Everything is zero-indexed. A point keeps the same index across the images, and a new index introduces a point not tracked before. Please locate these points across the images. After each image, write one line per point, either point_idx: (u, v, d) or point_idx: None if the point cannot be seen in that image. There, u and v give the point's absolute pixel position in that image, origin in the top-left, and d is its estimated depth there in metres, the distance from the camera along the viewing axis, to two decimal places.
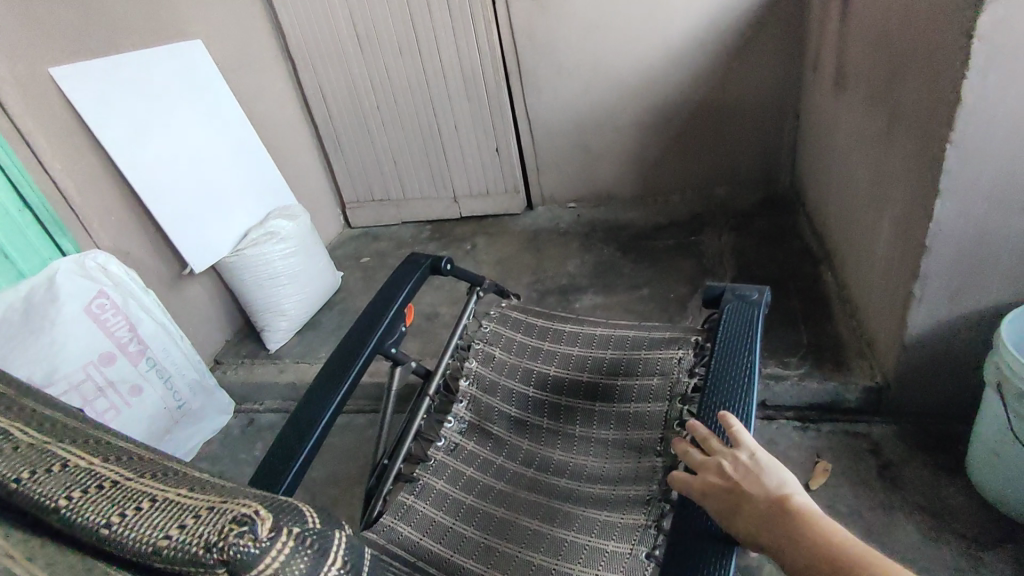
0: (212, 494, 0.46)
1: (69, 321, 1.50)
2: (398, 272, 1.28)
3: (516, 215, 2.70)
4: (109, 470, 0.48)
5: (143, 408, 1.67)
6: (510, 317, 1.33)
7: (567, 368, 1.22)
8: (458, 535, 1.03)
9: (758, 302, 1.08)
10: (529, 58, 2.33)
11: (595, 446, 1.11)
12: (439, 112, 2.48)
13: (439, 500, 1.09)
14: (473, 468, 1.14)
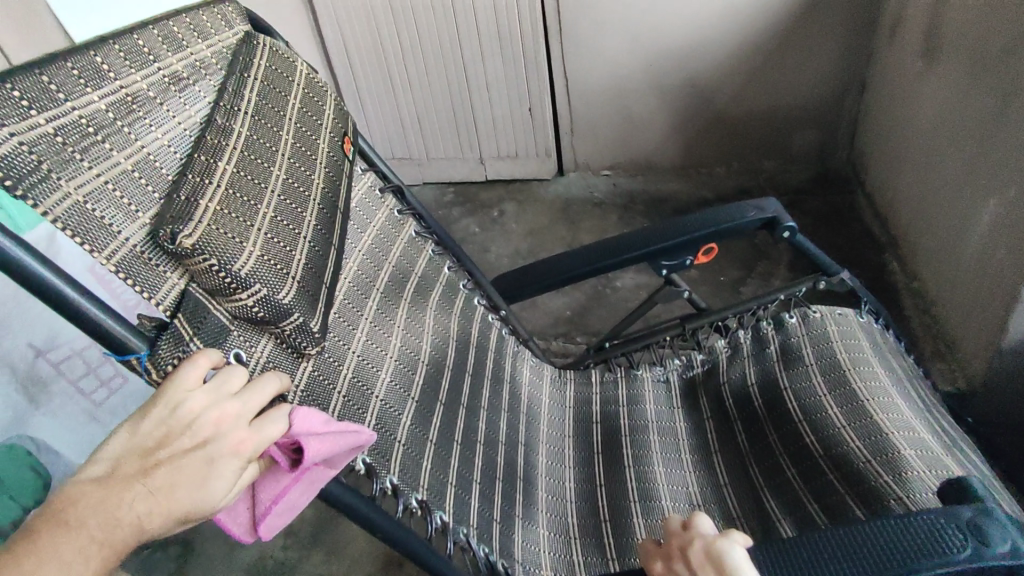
0: (228, 219, 0.57)
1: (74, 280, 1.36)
2: (736, 207, 0.99)
3: (546, 182, 2.54)
4: (190, 169, 0.57)
5: None
6: (824, 341, 0.95)
7: (800, 416, 0.89)
8: (588, 442, 0.99)
9: (975, 557, 0.56)
10: (572, 13, 2.11)
11: (742, 487, 0.88)
12: (470, 69, 2.27)
13: (601, 404, 1.04)
14: (645, 407, 1.02)
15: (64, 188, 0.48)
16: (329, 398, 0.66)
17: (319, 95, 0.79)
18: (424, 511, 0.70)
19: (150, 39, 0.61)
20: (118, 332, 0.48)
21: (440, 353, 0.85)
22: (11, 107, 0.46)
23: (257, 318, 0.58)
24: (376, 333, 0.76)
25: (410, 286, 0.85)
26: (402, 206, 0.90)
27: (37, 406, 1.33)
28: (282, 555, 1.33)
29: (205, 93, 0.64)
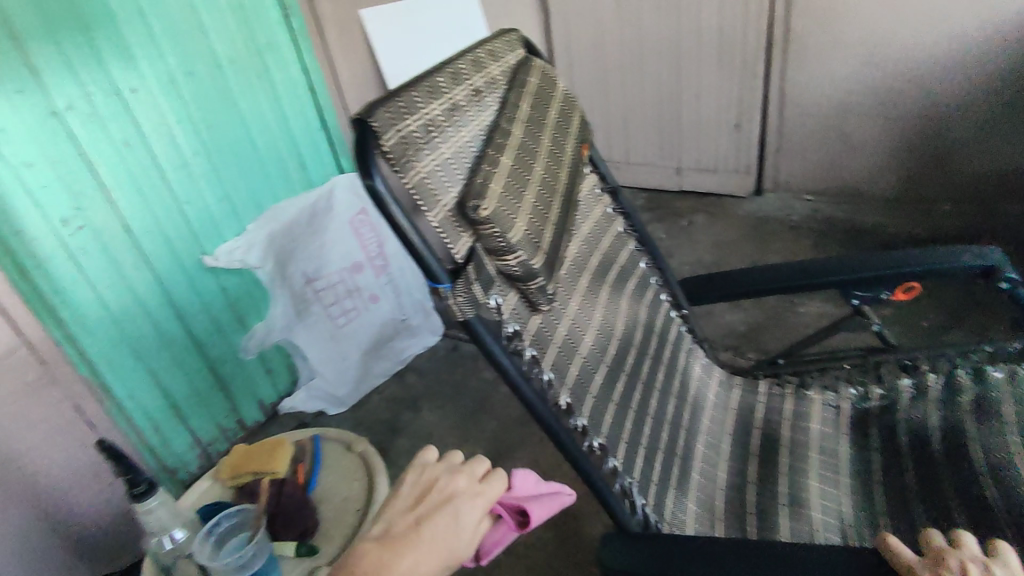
0: (507, 202, 0.77)
1: (341, 228, 1.77)
2: (947, 251, 0.99)
3: (740, 199, 2.54)
4: (486, 163, 0.78)
5: (377, 312, 1.90)
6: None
7: (985, 469, 0.89)
8: (748, 443, 1.07)
9: None
10: (800, 32, 2.10)
11: (900, 520, 0.89)
12: (684, 81, 2.36)
13: (764, 414, 1.11)
14: (810, 425, 1.07)
15: (416, 167, 0.72)
16: (548, 344, 0.85)
17: (569, 107, 0.97)
18: (602, 453, 0.86)
19: (466, 64, 0.84)
20: (434, 265, 0.72)
21: (628, 330, 0.99)
22: (397, 115, 0.72)
23: (513, 275, 0.78)
24: (586, 305, 0.93)
25: (612, 269, 1.00)
26: (615, 205, 1.06)
27: (301, 320, 1.73)
28: None
29: (495, 104, 0.86)
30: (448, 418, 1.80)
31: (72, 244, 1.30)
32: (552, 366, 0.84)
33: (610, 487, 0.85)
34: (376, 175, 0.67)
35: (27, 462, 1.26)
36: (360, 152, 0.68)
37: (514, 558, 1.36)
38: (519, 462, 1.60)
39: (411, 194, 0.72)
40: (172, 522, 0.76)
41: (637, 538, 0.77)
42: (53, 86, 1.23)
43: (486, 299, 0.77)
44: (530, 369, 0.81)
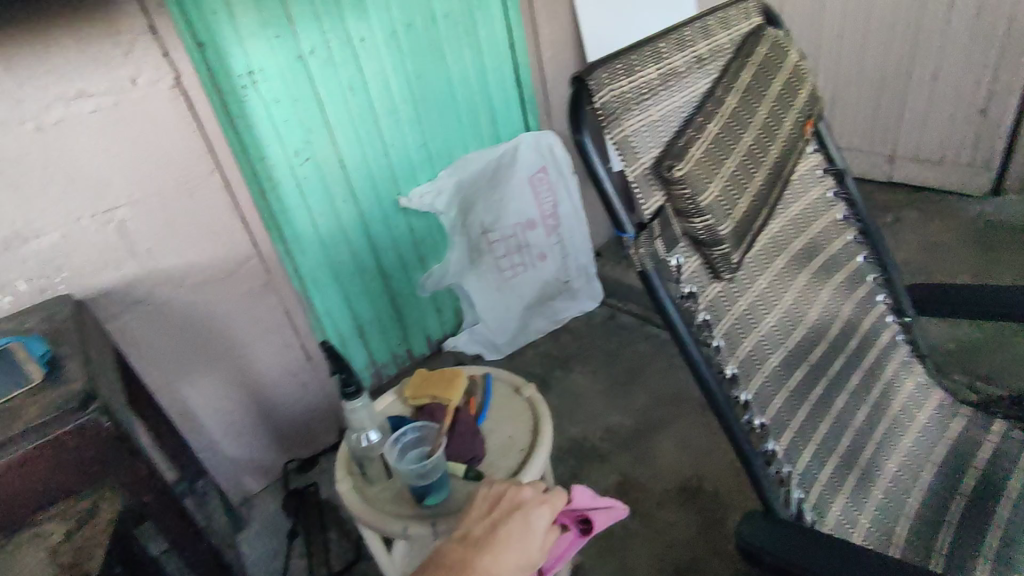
0: (708, 168, 0.69)
1: (520, 185, 1.81)
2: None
3: (970, 198, 2.16)
4: (693, 128, 0.71)
5: (542, 271, 1.93)
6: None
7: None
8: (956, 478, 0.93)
9: None
10: None
11: None
12: (918, 56, 2.04)
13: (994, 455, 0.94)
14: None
15: (622, 124, 0.67)
16: (724, 315, 0.76)
17: (796, 83, 0.85)
18: (763, 432, 0.77)
19: (694, 29, 0.77)
20: (622, 216, 0.66)
21: (828, 324, 0.90)
22: (614, 75, 0.67)
23: (698, 239, 0.70)
24: (775, 283, 0.83)
25: (819, 256, 0.92)
26: (838, 188, 0.96)
27: (472, 267, 1.84)
28: (599, 443, 1.61)
29: (716, 72, 0.77)
30: (598, 383, 1.81)
31: (299, 172, 1.49)
32: (726, 334, 0.75)
33: (767, 470, 0.77)
34: (585, 127, 0.65)
35: (251, 353, 1.50)
36: (574, 108, 0.66)
37: (652, 532, 1.36)
38: (667, 440, 1.57)
39: (612, 148, 0.67)
40: (370, 426, 0.89)
41: (788, 528, 0.71)
42: (302, 31, 1.39)
43: (666, 256, 0.70)
44: (701, 332, 0.72)
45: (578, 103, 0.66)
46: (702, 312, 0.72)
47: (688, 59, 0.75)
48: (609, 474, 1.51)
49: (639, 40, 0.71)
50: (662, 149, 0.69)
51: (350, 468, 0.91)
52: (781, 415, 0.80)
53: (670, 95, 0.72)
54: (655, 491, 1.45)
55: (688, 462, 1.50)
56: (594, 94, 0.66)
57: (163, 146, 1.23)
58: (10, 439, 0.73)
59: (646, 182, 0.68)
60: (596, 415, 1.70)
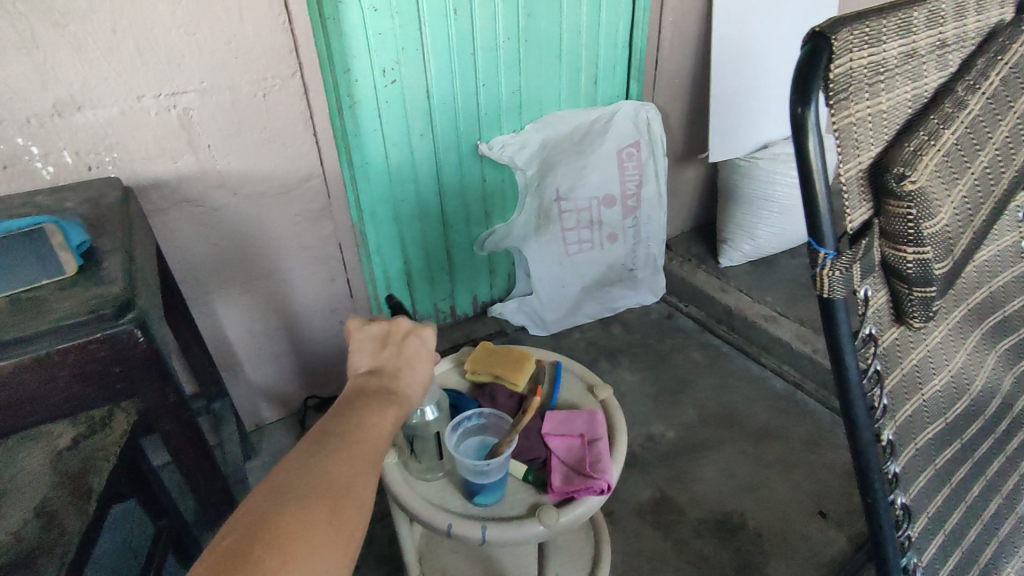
0: (937, 187, 0.57)
1: (607, 156, 1.65)
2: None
3: None
4: (928, 131, 0.58)
5: (609, 253, 1.78)
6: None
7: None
8: None
9: None
10: None
11: None
12: None
13: None
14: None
15: (850, 107, 0.54)
16: (894, 366, 0.63)
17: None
18: (902, 514, 0.64)
19: (949, 5, 0.62)
20: (825, 221, 0.53)
21: (987, 399, 0.76)
22: (859, 40, 0.53)
23: (899, 273, 0.58)
24: (947, 338, 0.69)
25: (996, 315, 0.77)
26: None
27: (537, 233, 1.68)
28: (637, 451, 1.48)
29: (955, 67, 0.63)
30: (645, 385, 1.68)
31: (381, 95, 1.35)
32: (891, 393, 0.62)
33: (898, 558, 0.64)
34: (813, 97, 0.51)
35: (294, 279, 1.39)
36: (803, 72, 0.51)
37: (682, 560, 1.25)
38: (711, 463, 1.45)
39: (831, 133, 0.54)
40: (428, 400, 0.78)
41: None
42: None
43: (858, 287, 0.57)
44: (869, 382, 0.60)
45: (811, 66, 0.51)
46: (875, 361, 0.60)
47: (936, 42, 0.61)
48: (644, 486, 1.39)
49: (885, 3, 0.57)
50: (885, 150, 0.57)
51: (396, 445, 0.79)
52: (921, 500, 0.66)
53: (907, 83, 0.59)
54: (691, 516, 1.33)
55: (729, 493, 1.38)
56: (834, 60, 0.52)
57: (245, 35, 1.09)
58: (33, 335, 0.62)
59: (859, 190, 0.56)
60: (638, 419, 1.57)
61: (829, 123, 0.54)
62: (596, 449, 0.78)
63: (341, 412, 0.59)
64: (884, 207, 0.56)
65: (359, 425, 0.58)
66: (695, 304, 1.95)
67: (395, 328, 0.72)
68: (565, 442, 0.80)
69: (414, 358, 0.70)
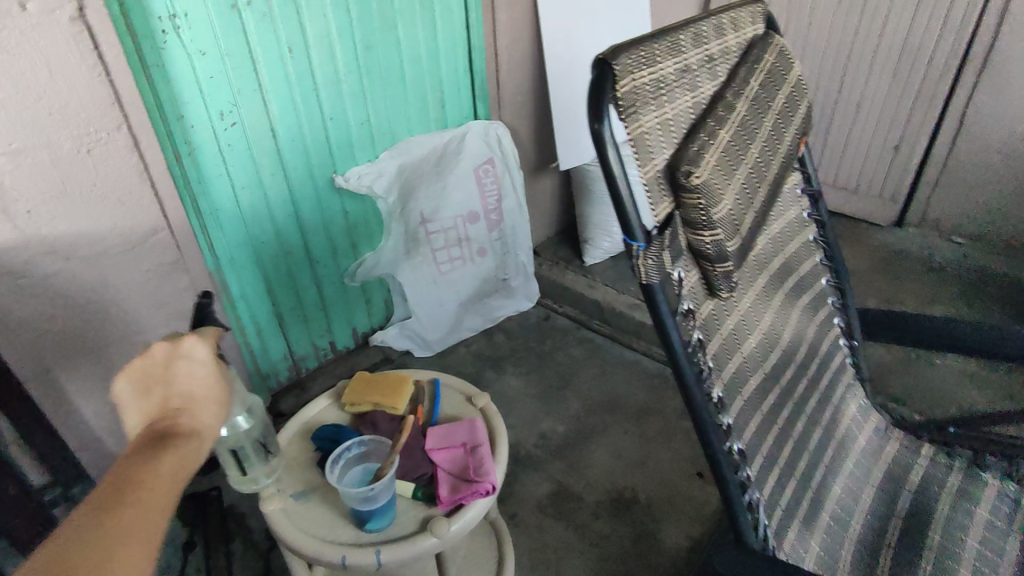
0: (721, 177, 0.67)
1: (465, 175, 1.72)
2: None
3: (877, 226, 2.30)
4: (707, 131, 0.68)
5: (481, 267, 1.85)
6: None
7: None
8: (890, 500, 0.93)
9: None
10: (1003, 57, 1.85)
11: None
12: (846, 89, 2.14)
13: (919, 476, 0.97)
14: (976, 511, 0.89)
15: (640, 119, 0.63)
16: (714, 334, 0.73)
17: (796, 98, 0.83)
18: (739, 459, 0.74)
19: (706, 28, 0.74)
20: (632, 217, 0.61)
21: (795, 348, 0.89)
22: (635, 64, 0.63)
23: (703, 253, 0.67)
24: (754, 303, 0.81)
25: (792, 278, 0.91)
26: (813, 210, 0.97)
27: (408, 256, 1.70)
28: (532, 450, 1.55)
29: (722, 77, 0.75)
30: (532, 387, 1.76)
31: (223, 138, 1.32)
32: (715, 356, 0.72)
33: (740, 498, 0.73)
34: (605, 115, 0.59)
35: (149, 340, 1.31)
36: (594, 94, 0.60)
37: (584, 544, 1.32)
38: (600, 448, 1.55)
39: (627, 143, 0.62)
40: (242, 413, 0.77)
41: (760, 559, 0.67)
42: None
43: (671, 270, 0.65)
44: (695, 351, 0.69)
45: (598, 90, 0.60)
46: (697, 332, 0.69)
47: (701, 59, 0.72)
48: (543, 482, 1.46)
49: (653, 30, 0.67)
50: (675, 151, 0.66)
51: (221, 464, 0.78)
52: (755, 444, 0.77)
53: (682, 95, 0.69)
54: (588, 501, 1.41)
55: (618, 472, 1.48)
56: (615, 81, 0.60)
57: (57, 91, 1.02)
58: None
59: (659, 189, 0.64)
60: (529, 420, 1.64)
61: (624, 134, 0.62)
62: (480, 456, 0.82)
63: (107, 484, 0.59)
64: (680, 199, 0.64)
65: (124, 492, 0.58)
66: (568, 303, 2.06)
67: (153, 362, 0.65)
68: (450, 455, 0.83)
69: (191, 386, 0.67)
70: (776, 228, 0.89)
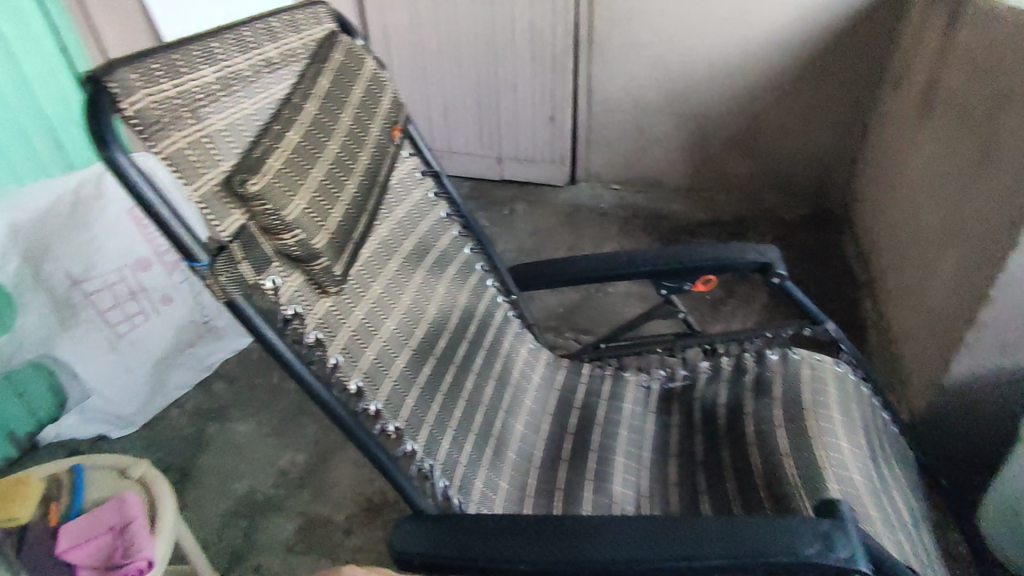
0: (291, 179, 0.66)
1: (114, 219, 1.50)
2: (735, 247, 1.07)
3: (558, 187, 2.63)
4: (269, 135, 0.66)
5: (171, 316, 1.64)
6: (795, 382, 1.02)
7: (754, 441, 0.95)
8: (563, 423, 1.08)
9: (823, 551, 0.59)
10: (603, 33, 2.23)
11: (699, 466, 0.98)
12: (501, 73, 2.39)
13: (584, 394, 1.13)
14: (623, 406, 1.11)
15: (173, 136, 0.57)
16: (340, 328, 0.74)
17: (377, 85, 0.86)
18: (397, 435, 0.79)
19: (256, 29, 0.71)
20: (185, 241, 0.56)
21: (446, 319, 0.96)
22: (151, 77, 0.57)
23: (293, 256, 0.67)
24: (384, 288, 0.85)
25: (430, 253, 0.98)
26: (438, 189, 1.04)
27: (63, 328, 1.43)
28: (271, 492, 1.45)
29: (291, 78, 0.73)
30: (263, 425, 1.64)
31: None
32: (343, 350, 0.73)
33: (407, 473, 0.77)
34: (112, 140, 0.52)
35: None
36: (92, 114, 0.52)
37: (339, 565, 1.29)
38: (343, 463, 1.52)
39: (161, 164, 0.57)
40: None
41: (433, 521, 0.74)
42: None
43: (260, 280, 0.64)
44: (312, 352, 0.69)
45: (100, 111, 0.52)
46: (313, 332, 0.70)
47: (256, 60, 0.69)
48: (288, 519, 1.39)
49: (176, 39, 0.61)
50: (232, 162, 0.62)
51: None
52: (413, 419, 0.82)
53: (236, 100, 0.65)
54: (335, 521, 1.37)
55: (365, 480, 1.47)
56: (124, 99, 0.54)
57: None
58: None
59: (221, 205, 0.60)
60: (264, 461, 1.53)
61: (155, 156, 0.57)
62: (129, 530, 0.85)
63: None
64: (245, 209, 0.62)
65: None
66: None
67: None
68: (101, 537, 0.85)
69: None
70: (396, 214, 0.94)
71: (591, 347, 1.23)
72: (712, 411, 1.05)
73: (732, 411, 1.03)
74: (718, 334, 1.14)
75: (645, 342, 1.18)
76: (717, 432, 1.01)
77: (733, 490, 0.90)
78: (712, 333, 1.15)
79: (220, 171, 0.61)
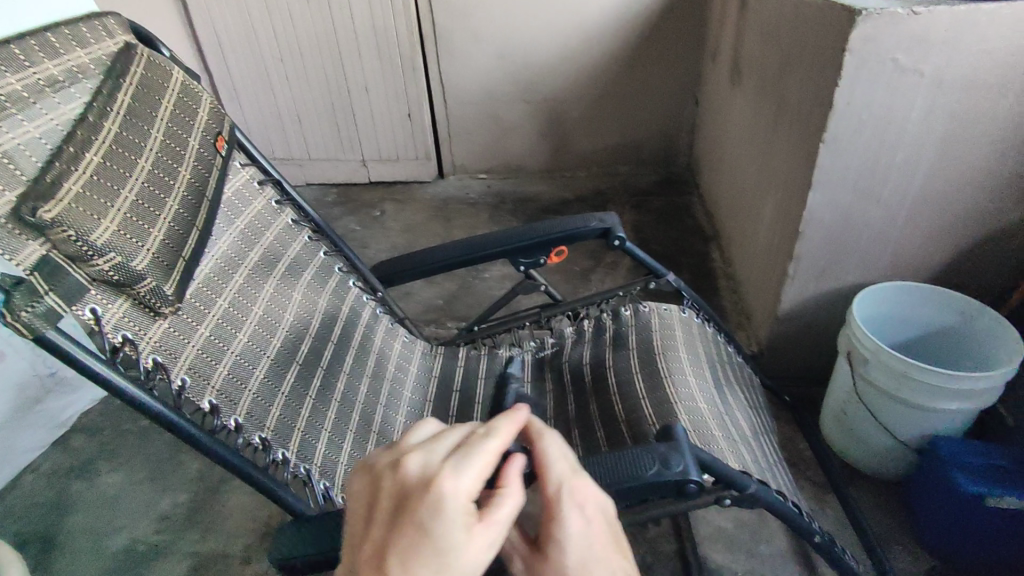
0: (96, 203, 0.64)
1: None
2: (579, 217, 1.15)
3: (426, 182, 2.64)
4: (64, 159, 0.63)
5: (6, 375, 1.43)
6: (647, 331, 1.12)
7: (616, 389, 1.04)
8: (445, 407, 1.11)
9: (662, 470, 0.67)
10: (446, 27, 2.26)
11: (572, 422, 1.05)
12: (349, 75, 2.35)
13: (463, 375, 1.17)
14: (500, 380, 1.16)
15: None
16: (182, 350, 0.72)
17: (190, 98, 0.85)
18: (265, 446, 0.77)
19: (32, 44, 0.66)
20: None
21: (306, 325, 0.96)
22: None
23: (113, 282, 0.64)
24: (230, 302, 0.83)
25: (281, 263, 0.97)
26: (281, 196, 1.02)
27: None
28: (154, 540, 1.37)
29: (83, 95, 0.69)
30: (137, 473, 1.53)
31: None
32: (190, 370, 0.72)
33: (281, 482, 0.76)
34: None
35: None
36: None
37: None
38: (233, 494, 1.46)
39: None
40: None
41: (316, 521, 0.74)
42: None
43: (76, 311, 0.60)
44: (150, 375, 0.67)
45: None
46: (145, 357, 0.67)
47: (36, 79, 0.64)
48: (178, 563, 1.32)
49: None
50: (23, 191, 0.58)
51: None
52: (280, 428, 0.81)
53: (17, 124, 0.60)
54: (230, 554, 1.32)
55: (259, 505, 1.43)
56: None
57: None
58: None
59: (13, 236, 0.56)
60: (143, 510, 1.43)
61: None
62: None
63: None
64: (46, 238, 0.58)
65: None
66: None
67: None
68: None
69: None
70: (238, 227, 0.92)
71: (465, 331, 1.27)
72: (580, 371, 1.12)
73: (595, 367, 1.11)
74: (578, 300, 1.22)
75: (514, 318, 1.24)
76: (586, 388, 1.09)
77: (603, 438, 0.98)
78: (573, 300, 1.24)
79: (8, 201, 0.57)
